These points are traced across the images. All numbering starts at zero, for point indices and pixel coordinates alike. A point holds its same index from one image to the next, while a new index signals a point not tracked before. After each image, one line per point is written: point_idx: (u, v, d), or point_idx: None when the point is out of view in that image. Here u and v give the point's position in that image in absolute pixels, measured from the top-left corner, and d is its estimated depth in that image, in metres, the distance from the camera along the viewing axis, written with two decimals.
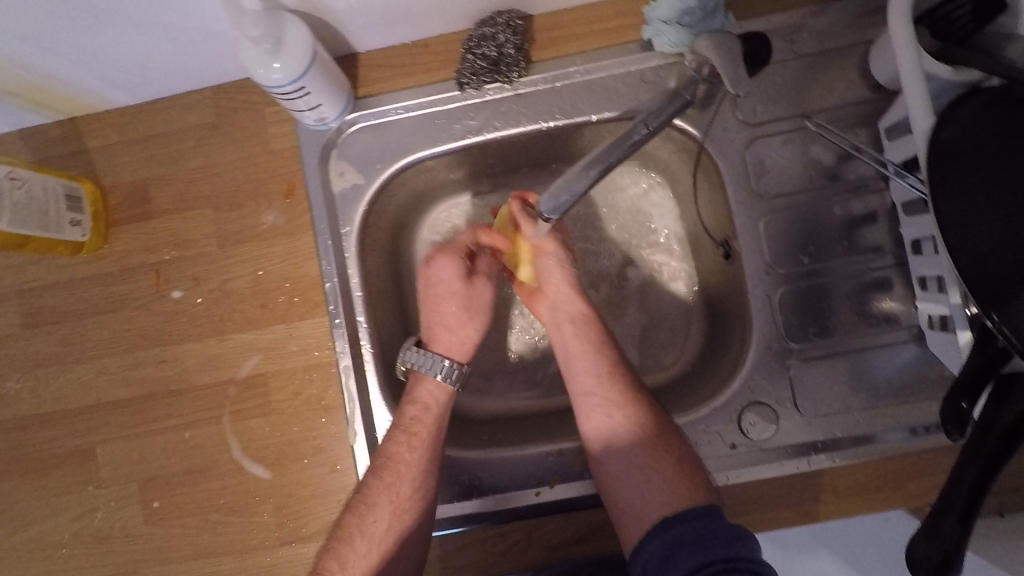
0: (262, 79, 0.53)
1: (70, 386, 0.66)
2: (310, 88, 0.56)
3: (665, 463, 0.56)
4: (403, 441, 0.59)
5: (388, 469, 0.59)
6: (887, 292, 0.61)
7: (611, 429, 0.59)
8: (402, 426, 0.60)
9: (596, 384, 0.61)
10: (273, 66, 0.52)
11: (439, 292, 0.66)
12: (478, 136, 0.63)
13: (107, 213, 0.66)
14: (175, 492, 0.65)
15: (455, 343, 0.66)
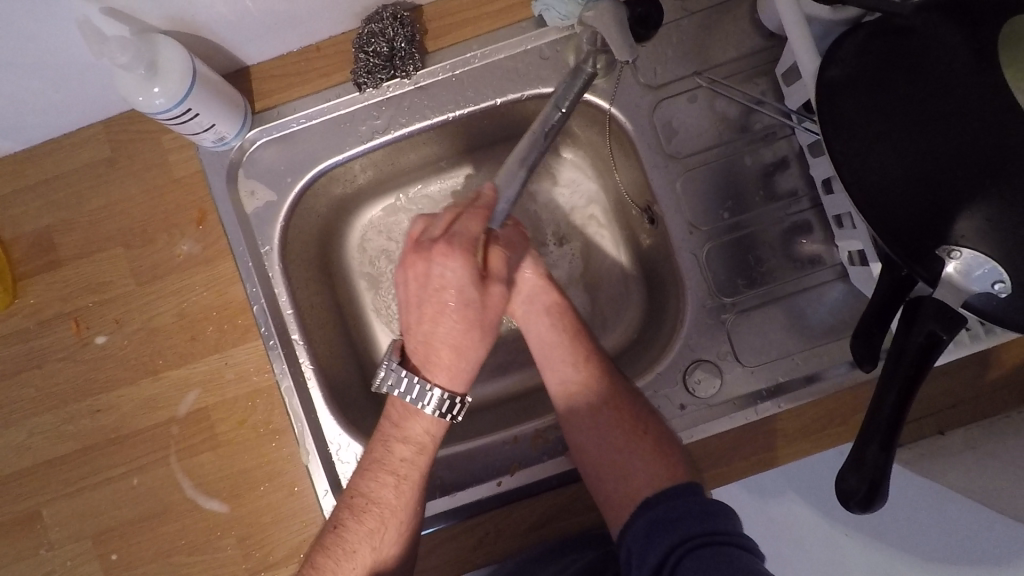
0: (144, 107, 0.51)
1: (3, 451, 0.64)
2: (198, 109, 0.54)
3: (645, 447, 0.57)
4: (391, 483, 0.55)
5: (371, 512, 0.54)
6: (808, 235, 0.63)
7: (594, 416, 0.59)
8: (390, 468, 0.55)
9: (575, 373, 0.60)
10: (153, 91, 0.50)
11: (449, 300, 0.54)
12: (386, 135, 0.62)
13: (13, 267, 0.63)
14: (132, 541, 0.63)
15: (452, 363, 0.55)
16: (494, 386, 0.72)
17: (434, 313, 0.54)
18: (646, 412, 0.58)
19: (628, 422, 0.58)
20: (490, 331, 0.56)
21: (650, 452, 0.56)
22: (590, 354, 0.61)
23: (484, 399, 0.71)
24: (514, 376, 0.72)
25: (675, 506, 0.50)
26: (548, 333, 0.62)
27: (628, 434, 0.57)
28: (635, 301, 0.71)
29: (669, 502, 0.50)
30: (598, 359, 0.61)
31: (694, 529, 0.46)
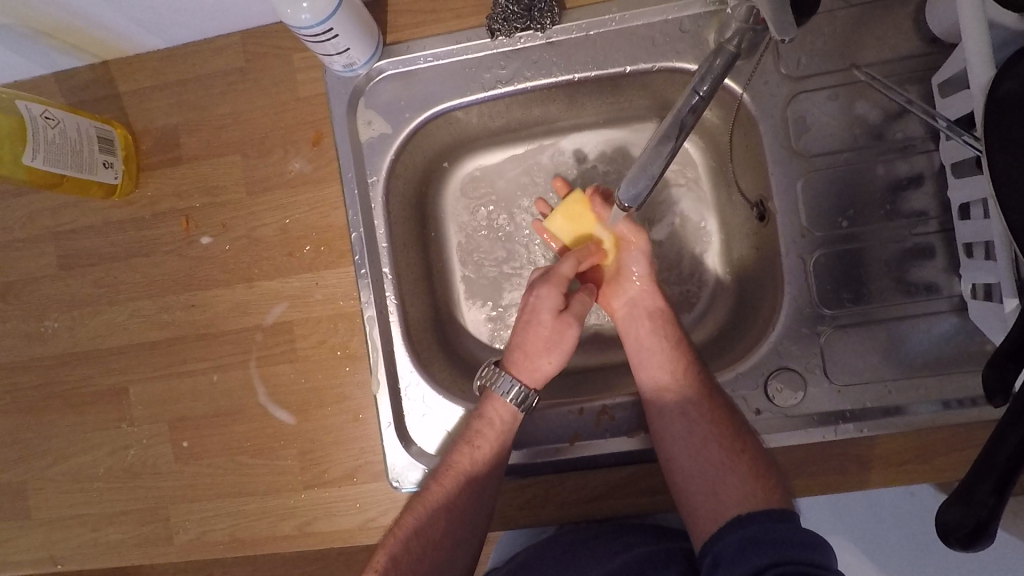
0: (291, 20, 0.52)
1: (104, 326, 0.68)
2: (338, 30, 0.55)
3: (739, 463, 0.55)
4: (466, 450, 0.59)
5: (449, 476, 0.58)
6: (929, 259, 0.59)
7: (684, 421, 0.57)
8: (464, 437, 0.59)
9: (671, 379, 0.59)
10: (301, 5, 0.51)
11: (539, 322, 0.63)
12: (508, 86, 0.62)
13: (139, 158, 0.67)
14: (204, 433, 0.67)
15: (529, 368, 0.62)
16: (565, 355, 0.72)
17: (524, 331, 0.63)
18: (746, 429, 0.56)
19: (726, 436, 0.56)
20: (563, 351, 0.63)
21: (747, 469, 0.54)
22: (692, 363, 0.60)
23: None
24: (584, 351, 0.72)
25: (773, 530, 0.48)
26: (650, 335, 0.62)
27: (724, 447, 0.56)
28: (722, 299, 0.70)
29: (765, 523, 0.49)
30: (690, 357, 0.60)
31: (790, 554, 0.45)
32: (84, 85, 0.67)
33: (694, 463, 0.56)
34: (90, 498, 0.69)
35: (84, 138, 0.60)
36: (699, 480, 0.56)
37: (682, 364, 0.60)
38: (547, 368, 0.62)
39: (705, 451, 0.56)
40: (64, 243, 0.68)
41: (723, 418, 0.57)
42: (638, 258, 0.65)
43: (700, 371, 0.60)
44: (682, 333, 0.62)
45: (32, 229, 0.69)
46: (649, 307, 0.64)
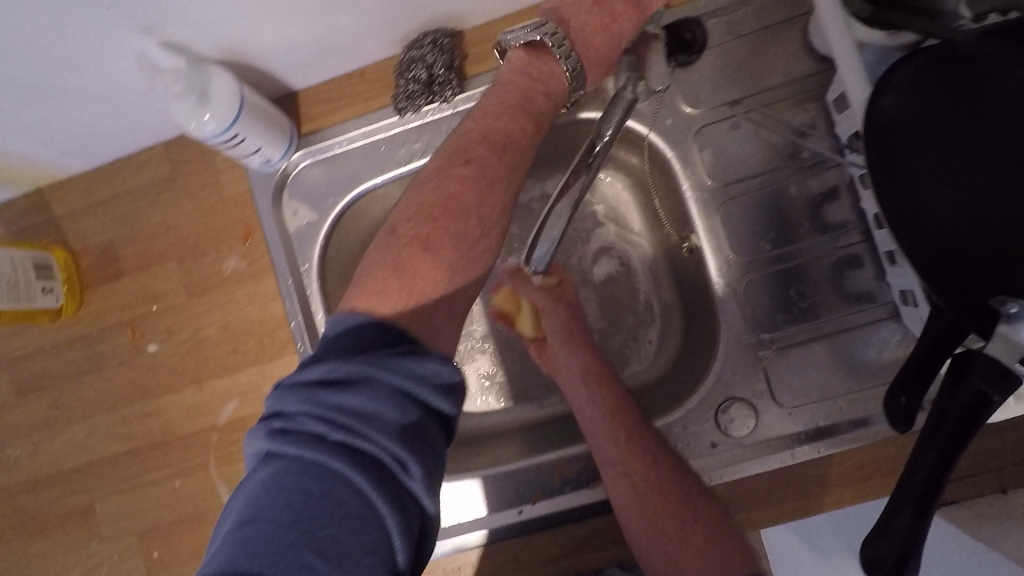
0: (196, 133, 0.54)
1: (65, 446, 0.68)
2: (245, 134, 0.56)
3: (696, 532, 0.51)
4: (414, 246, 0.46)
5: (412, 264, 0.45)
6: (858, 269, 0.59)
7: (634, 498, 0.53)
8: (410, 246, 0.45)
9: (614, 452, 0.55)
10: (204, 118, 0.53)
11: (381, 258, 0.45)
12: (422, 158, 0.63)
13: (81, 277, 0.68)
14: (173, 540, 0.66)
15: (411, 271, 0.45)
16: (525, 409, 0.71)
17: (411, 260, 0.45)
18: (697, 495, 0.53)
19: (678, 508, 0.52)
20: (451, 264, 0.46)
21: (704, 540, 0.51)
22: (639, 429, 0.55)
23: (514, 422, 0.71)
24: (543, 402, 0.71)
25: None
26: (587, 405, 0.57)
27: (677, 518, 0.52)
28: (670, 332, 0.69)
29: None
30: (629, 420, 0.55)
31: None
32: (22, 215, 0.69)
33: (648, 537, 0.52)
34: None
35: (19, 268, 0.62)
36: (656, 553, 0.52)
37: (625, 434, 0.55)
38: (426, 289, 0.45)
39: (659, 523, 0.52)
40: (18, 370, 0.69)
41: (670, 490, 0.53)
42: (555, 316, 0.61)
43: (644, 438, 0.55)
44: (622, 393, 0.57)
45: None
46: (576, 371, 0.59)
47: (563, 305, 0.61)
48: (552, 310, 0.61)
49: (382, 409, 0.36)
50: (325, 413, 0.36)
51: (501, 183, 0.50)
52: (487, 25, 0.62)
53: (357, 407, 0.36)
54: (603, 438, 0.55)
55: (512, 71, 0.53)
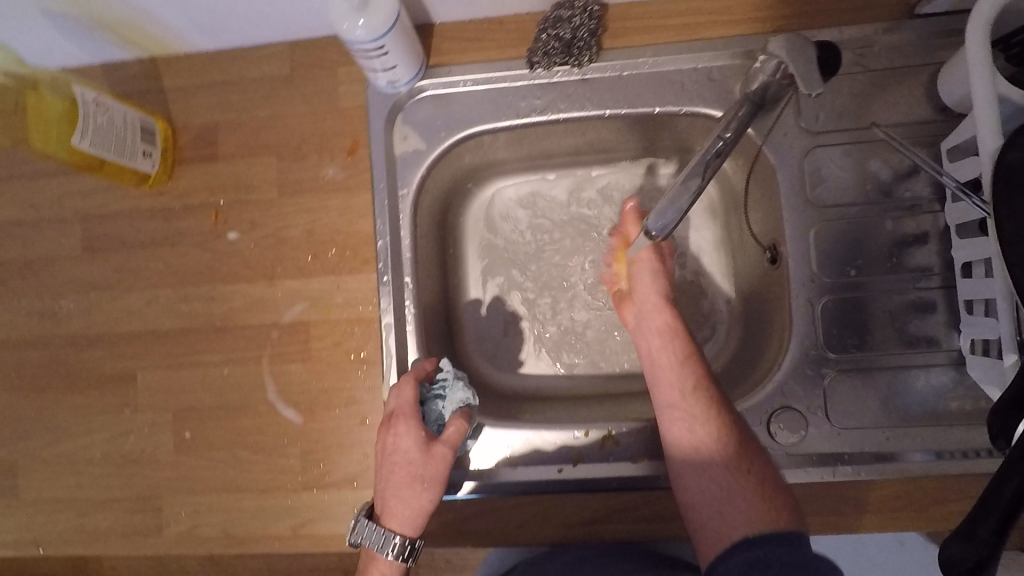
0: (346, 35, 0.55)
1: (120, 312, 0.69)
2: (389, 48, 0.58)
3: (748, 485, 0.55)
4: (405, 479, 0.57)
5: (398, 501, 0.58)
6: (930, 314, 0.61)
7: (697, 446, 0.57)
8: (390, 449, 0.58)
9: (680, 400, 0.60)
10: (358, 22, 0.54)
11: (398, 463, 0.58)
12: (542, 115, 0.65)
13: (175, 151, 0.68)
14: (207, 425, 0.67)
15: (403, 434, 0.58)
16: (570, 378, 0.73)
17: (401, 419, 0.58)
18: (752, 447, 0.57)
19: (733, 454, 0.56)
20: (429, 458, 0.57)
21: (753, 490, 0.55)
22: (705, 390, 0.60)
23: (558, 389, 0.73)
24: (589, 377, 0.74)
25: (776, 553, 0.50)
26: (660, 353, 0.63)
27: (729, 464, 0.56)
28: (728, 340, 0.72)
29: (771, 547, 0.50)
30: (699, 373, 0.61)
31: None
32: (131, 78, 0.69)
33: (699, 481, 0.57)
34: (82, 483, 0.68)
35: (130, 126, 0.62)
36: (705, 496, 0.56)
37: (692, 382, 0.60)
38: (395, 526, 0.58)
39: (710, 471, 0.56)
40: (89, 227, 0.69)
41: (732, 437, 0.57)
42: (650, 274, 0.66)
43: (709, 391, 0.60)
44: (695, 350, 0.63)
45: (60, 209, 0.69)
46: (656, 325, 0.65)
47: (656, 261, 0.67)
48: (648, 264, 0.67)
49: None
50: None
51: (438, 450, 0.58)
52: (632, 3, 0.64)
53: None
54: (682, 396, 0.60)
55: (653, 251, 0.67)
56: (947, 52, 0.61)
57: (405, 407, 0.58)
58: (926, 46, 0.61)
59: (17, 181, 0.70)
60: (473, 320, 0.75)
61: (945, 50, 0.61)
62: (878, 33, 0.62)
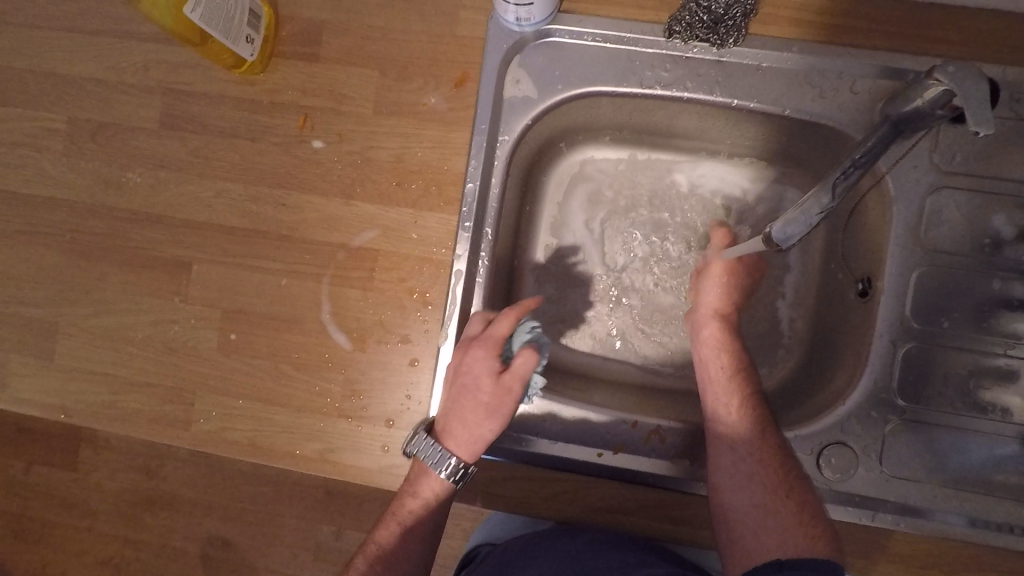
0: None
1: (187, 197, 0.66)
2: None
3: (784, 507, 0.57)
4: (471, 402, 0.58)
5: (458, 422, 0.59)
6: (1008, 383, 0.60)
7: (734, 462, 0.59)
8: (459, 372, 0.58)
9: (723, 411, 0.62)
10: None
11: (467, 388, 0.58)
12: (666, 90, 0.61)
13: (275, 42, 0.65)
14: (254, 331, 0.65)
15: (475, 368, 0.58)
16: (620, 365, 0.72)
17: (473, 359, 0.58)
18: (795, 474, 0.58)
19: (772, 480, 0.58)
20: (501, 390, 0.58)
21: (791, 515, 0.56)
22: (749, 398, 0.62)
23: (606, 373, 0.71)
24: (639, 367, 0.72)
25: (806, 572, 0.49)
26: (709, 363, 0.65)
27: (770, 490, 0.58)
28: (791, 358, 0.70)
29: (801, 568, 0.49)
30: (746, 394, 0.62)
31: None
32: None
33: (737, 497, 0.58)
34: (119, 360, 0.67)
35: (239, 6, 0.58)
36: (737, 507, 0.58)
37: (738, 399, 0.62)
38: (452, 440, 0.59)
39: (749, 488, 0.58)
40: (171, 102, 0.66)
41: (772, 462, 0.59)
42: (714, 284, 0.67)
43: (756, 410, 0.61)
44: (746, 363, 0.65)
45: (145, 78, 0.67)
46: (707, 336, 0.66)
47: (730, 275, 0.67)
48: (713, 276, 0.68)
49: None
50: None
51: (512, 383, 0.58)
52: None
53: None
54: (726, 411, 0.62)
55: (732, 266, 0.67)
56: None
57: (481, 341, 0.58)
58: None
59: (107, 38, 0.67)
60: (534, 283, 0.73)
61: None
62: None
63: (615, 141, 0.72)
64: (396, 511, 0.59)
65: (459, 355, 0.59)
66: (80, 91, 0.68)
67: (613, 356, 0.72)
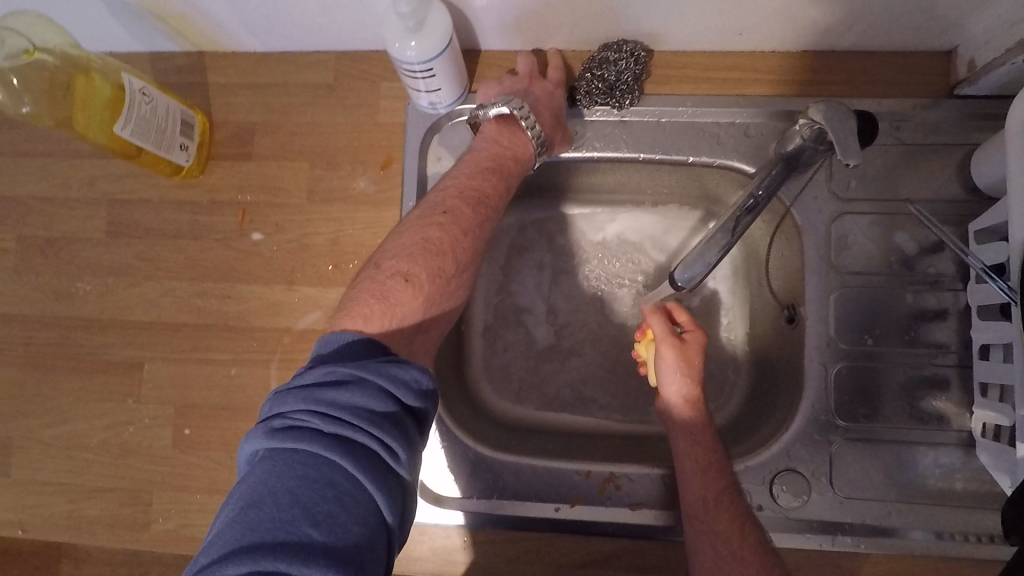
0: (396, 53, 0.56)
1: (135, 299, 0.69)
2: (436, 71, 0.58)
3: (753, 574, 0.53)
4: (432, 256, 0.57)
5: (425, 253, 0.57)
6: (942, 391, 0.61)
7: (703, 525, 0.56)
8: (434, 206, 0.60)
9: (695, 474, 0.58)
10: (409, 43, 0.55)
11: (421, 258, 0.57)
12: (576, 151, 0.66)
13: (211, 146, 0.69)
14: (207, 423, 0.66)
15: (511, 143, 0.63)
16: (573, 416, 0.73)
17: (526, 87, 0.63)
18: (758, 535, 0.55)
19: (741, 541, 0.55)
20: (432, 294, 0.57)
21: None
22: (715, 458, 0.59)
23: (560, 425, 0.72)
24: (593, 416, 0.73)
25: None
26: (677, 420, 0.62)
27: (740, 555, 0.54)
28: (738, 390, 0.72)
29: None
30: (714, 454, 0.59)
31: None
32: (176, 69, 0.69)
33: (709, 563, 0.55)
34: (75, 468, 0.67)
35: (170, 118, 0.62)
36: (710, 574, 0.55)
37: (706, 461, 0.59)
38: (404, 308, 0.55)
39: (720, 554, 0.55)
40: (117, 212, 0.70)
41: (739, 523, 0.55)
42: (669, 370, 0.62)
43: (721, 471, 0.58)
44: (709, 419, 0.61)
45: (90, 192, 0.70)
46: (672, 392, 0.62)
47: (682, 359, 0.62)
48: (671, 363, 0.62)
49: (384, 386, 0.43)
50: (333, 410, 0.41)
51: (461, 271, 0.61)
52: (679, 53, 0.65)
53: (380, 378, 0.43)
54: (695, 472, 0.58)
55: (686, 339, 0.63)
56: (983, 133, 0.61)
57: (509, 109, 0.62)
58: (962, 125, 0.62)
59: (52, 159, 0.71)
60: (483, 344, 0.75)
61: (981, 131, 0.61)
62: (916, 108, 0.62)
63: (544, 202, 0.76)
64: (370, 312, 0.53)
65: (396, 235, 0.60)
66: (29, 211, 0.71)
67: (566, 407, 0.73)
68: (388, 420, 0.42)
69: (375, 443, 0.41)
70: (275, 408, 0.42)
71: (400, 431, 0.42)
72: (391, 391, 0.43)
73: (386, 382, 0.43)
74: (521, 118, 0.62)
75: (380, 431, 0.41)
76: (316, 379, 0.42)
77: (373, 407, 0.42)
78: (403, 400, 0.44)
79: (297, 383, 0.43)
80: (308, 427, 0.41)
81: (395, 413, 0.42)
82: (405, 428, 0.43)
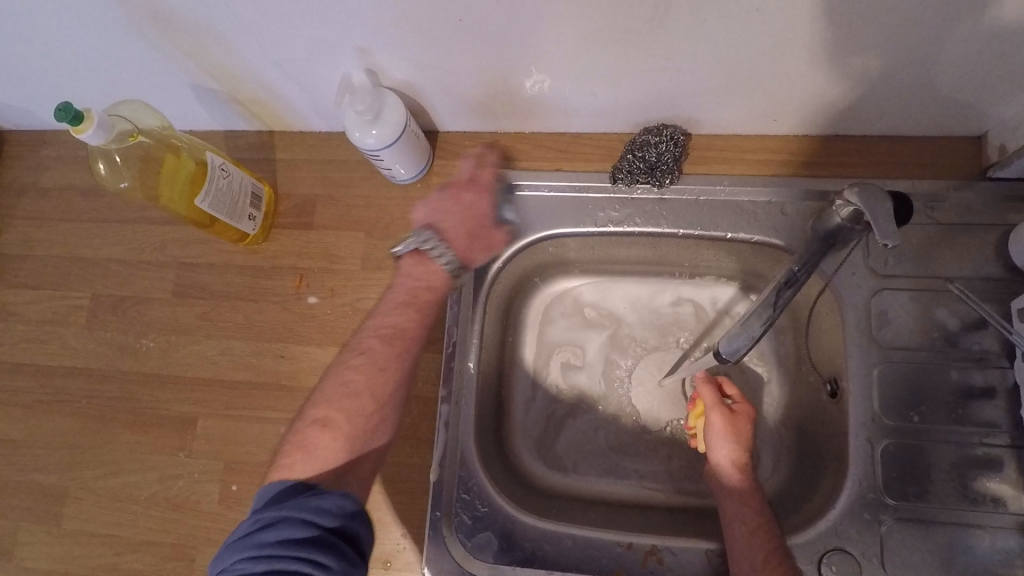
0: (356, 141, 0.63)
1: (195, 357, 0.72)
2: (387, 156, 0.65)
3: None
4: (357, 362, 0.62)
5: (359, 365, 0.62)
6: (995, 472, 0.60)
7: None
8: (343, 374, 0.62)
9: (743, 536, 0.59)
10: (370, 132, 0.61)
11: (340, 389, 0.61)
12: (618, 226, 0.69)
13: (275, 215, 0.74)
14: (253, 481, 0.68)
15: (427, 272, 0.67)
16: (611, 486, 0.73)
17: (441, 222, 0.68)
18: None
19: None
20: (373, 372, 0.61)
21: None
22: (764, 524, 0.59)
23: (599, 494, 0.72)
24: (632, 486, 0.73)
25: None
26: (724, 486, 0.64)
27: None
28: (781, 463, 0.71)
29: None
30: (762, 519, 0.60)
31: None
32: (249, 146, 0.76)
33: None
34: (124, 521, 0.69)
35: (243, 191, 0.68)
36: None
37: (756, 525, 0.59)
38: (326, 456, 0.58)
39: None
40: (184, 274, 0.75)
41: None
42: (717, 431, 0.65)
43: (772, 535, 0.59)
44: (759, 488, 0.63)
45: (162, 255, 0.76)
46: (721, 457, 0.64)
47: (730, 422, 0.65)
48: (719, 427, 0.65)
49: (306, 517, 0.50)
50: (263, 550, 0.49)
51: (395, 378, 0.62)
52: (715, 136, 0.69)
53: (302, 511, 0.51)
54: (743, 537, 0.59)
55: (738, 408, 0.66)
56: (1018, 215, 0.63)
57: (422, 245, 0.67)
58: (995, 206, 0.63)
59: (131, 225, 0.77)
60: (522, 409, 0.76)
61: (1016, 213, 0.63)
62: (949, 189, 0.64)
63: (585, 272, 0.79)
64: (294, 461, 0.57)
65: (340, 362, 0.63)
66: (105, 272, 0.76)
67: (604, 476, 0.73)
68: (316, 543, 0.50)
69: (303, 565, 0.49)
70: (219, 565, 0.50)
71: (330, 548, 0.50)
72: (314, 520, 0.51)
73: (306, 512, 0.51)
74: (433, 252, 0.67)
75: (308, 553, 0.49)
76: (247, 529, 0.51)
77: (299, 537, 0.49)
78: (326, 523, 0.51)
79: (231, 539, 0.51)
80: (246, 573, 0.49)
81: (320, 537, 0.50)
82: (333, 545, 0.50)
